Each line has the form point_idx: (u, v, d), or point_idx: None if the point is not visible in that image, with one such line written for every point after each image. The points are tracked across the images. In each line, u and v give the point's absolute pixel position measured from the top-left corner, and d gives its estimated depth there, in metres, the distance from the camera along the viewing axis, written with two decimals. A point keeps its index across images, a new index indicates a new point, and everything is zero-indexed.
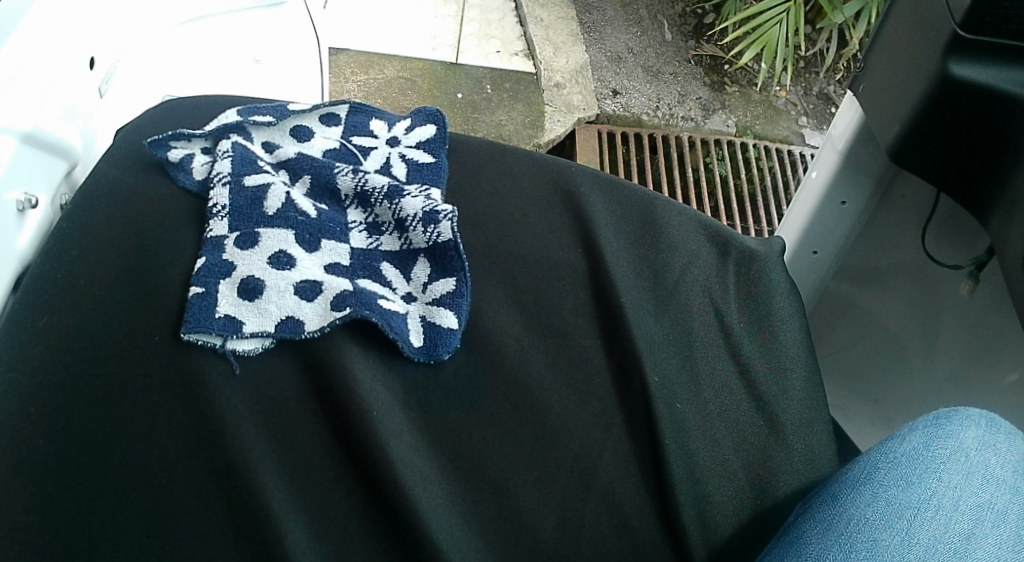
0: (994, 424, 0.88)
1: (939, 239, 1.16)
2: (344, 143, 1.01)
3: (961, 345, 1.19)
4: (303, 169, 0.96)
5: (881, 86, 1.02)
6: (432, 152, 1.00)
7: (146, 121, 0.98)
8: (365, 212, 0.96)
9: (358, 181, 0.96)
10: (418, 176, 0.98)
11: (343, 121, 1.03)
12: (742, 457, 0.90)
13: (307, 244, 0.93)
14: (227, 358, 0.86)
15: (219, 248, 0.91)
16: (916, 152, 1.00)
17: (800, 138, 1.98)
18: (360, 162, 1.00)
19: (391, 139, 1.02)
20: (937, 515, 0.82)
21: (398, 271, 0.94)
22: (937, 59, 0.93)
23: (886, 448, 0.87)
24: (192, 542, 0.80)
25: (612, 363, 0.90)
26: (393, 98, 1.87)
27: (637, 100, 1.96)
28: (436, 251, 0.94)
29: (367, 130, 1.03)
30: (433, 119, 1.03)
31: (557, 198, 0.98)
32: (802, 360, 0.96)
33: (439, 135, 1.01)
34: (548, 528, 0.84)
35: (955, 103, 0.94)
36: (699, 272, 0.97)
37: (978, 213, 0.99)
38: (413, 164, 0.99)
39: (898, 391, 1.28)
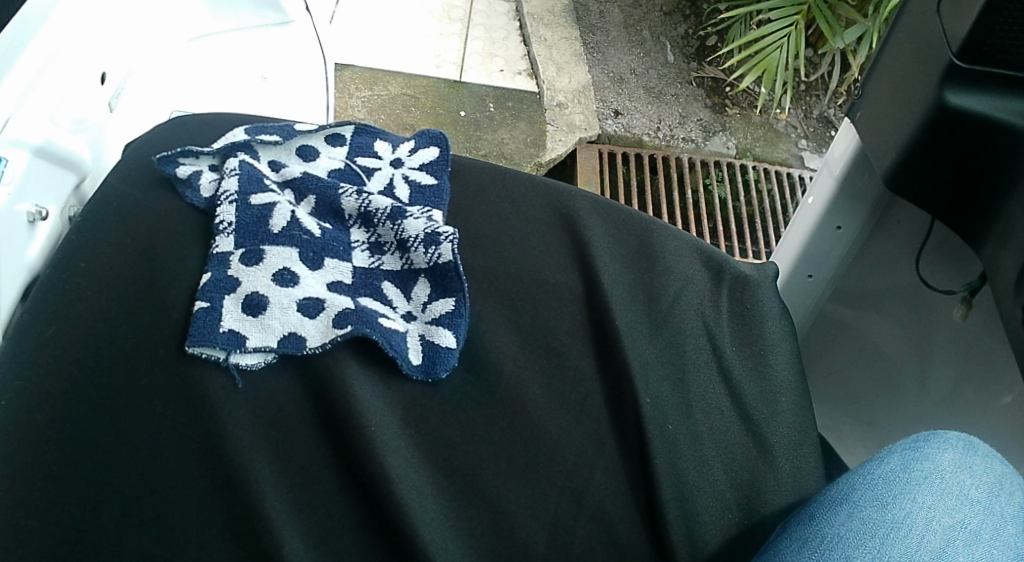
0: (970, 447, 0.91)
1: (935, 267, 1.19)
2: (349, 163, 1.03)
3: (954, 369, 1.22)
4: (309, 189, 0.98)
5: (878, 114, 1.04)
6: (435, 174, 1.02)
7: (155, 136, 1.01)
8: (368, 232, 0.98)
9: (361, 201, 0.98)
10: (421, 198, 1.00)
11: (348, 142, 1.05)
12: (731, 477, 0.92)
13: (310, 262, 0.95)
14: (231, 372, 0.88)
15: (224, 264, 0.93)
16: (911, 179, 1.02)
17: (799, 160, 2.01)
18: (364, 182, 1.02)
19: (395, 161, 1.04)
20: (910, 533, 0.84)
21: (399, 290, 0.97)
22: (933, 89, 0.96)
23: (865, 470, 0.90)
24: (192, 551, 0.82)
25: (607, 382, 0.93)
26: (397, 115, 1.89)
27: (638, 121, 1.99)
28: (436, 271, 0.96)
29: (371, 151, 1.05)
30: (436, 142, 1.05)
31: (554, 220, 1.01)
32: (793, 383, 0.98)
33: (443, 158, 1.03)
34: (540, 543, 0.86)
35: (952, 130, 0.96)
36: (692, 295, 0.99)
37: (973, 238, 1.01)
38: (415, 185, 1.02)
39: (892, 415, 1.31)
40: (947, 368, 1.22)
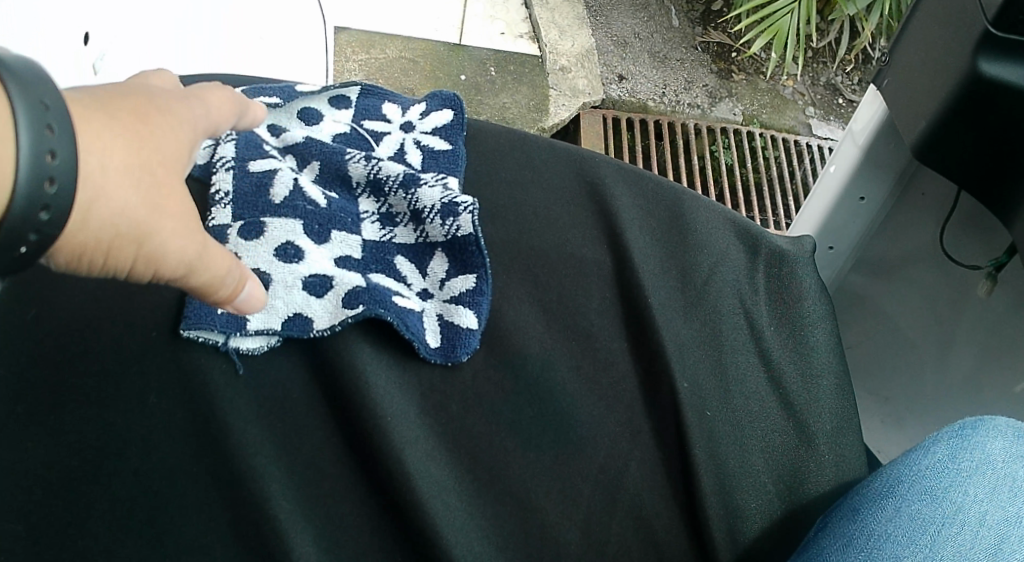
0: (1022, 434, 0.83)
1: (960, 235, 1.10)
2: (355, 128, 0.95)
3: (978, 347, 1.12)
4: (312, 154, 0.91)
5: (908, 82, 0.97)
6: (449, 138, 0.94)
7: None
8: (378, 202, 0.91)
9: (370, 168, 0.91)
10: (435, 164, 0.93)
11: (354, 104, 0.96)
12: (772, 468, 0.85)
13: (317, 237, 0.87)
14: (231, 357, 0.81)
15: (222, 239, 0.85)
16: (941, 149, 0.95)
17: (807, 128, 1.94)
18: (372, 147, 0.94)
19: (405, 125, 0.96)
20: (962, 531, 0.77)
21: (413, 265, 0.89)
22: (967, 58, 0.89)
23: (909, 461, 0.82)
24: (195, 554, 0.76)
25: (640, 367, 0.86)
26: (395, 79, 1.80)
27: (643, 86, 1.91)
28: (454, 245, 0.89)
29: (379, 114, 0.97)
30: (450, 104, 0.97)
31: (579, 189, 0.93)
32: (834, 364, 0.91)
33: (457, 121, 0.95)
34: (572, 543, 0.80)
35: (984, 102, 0.89)
36: (728, 272, 0.92)
37: (1000, 211, 0.93)
38: (428, 151, 0.94)
39: (910, 390, 1.20)
40: (973, 343, 1.12)
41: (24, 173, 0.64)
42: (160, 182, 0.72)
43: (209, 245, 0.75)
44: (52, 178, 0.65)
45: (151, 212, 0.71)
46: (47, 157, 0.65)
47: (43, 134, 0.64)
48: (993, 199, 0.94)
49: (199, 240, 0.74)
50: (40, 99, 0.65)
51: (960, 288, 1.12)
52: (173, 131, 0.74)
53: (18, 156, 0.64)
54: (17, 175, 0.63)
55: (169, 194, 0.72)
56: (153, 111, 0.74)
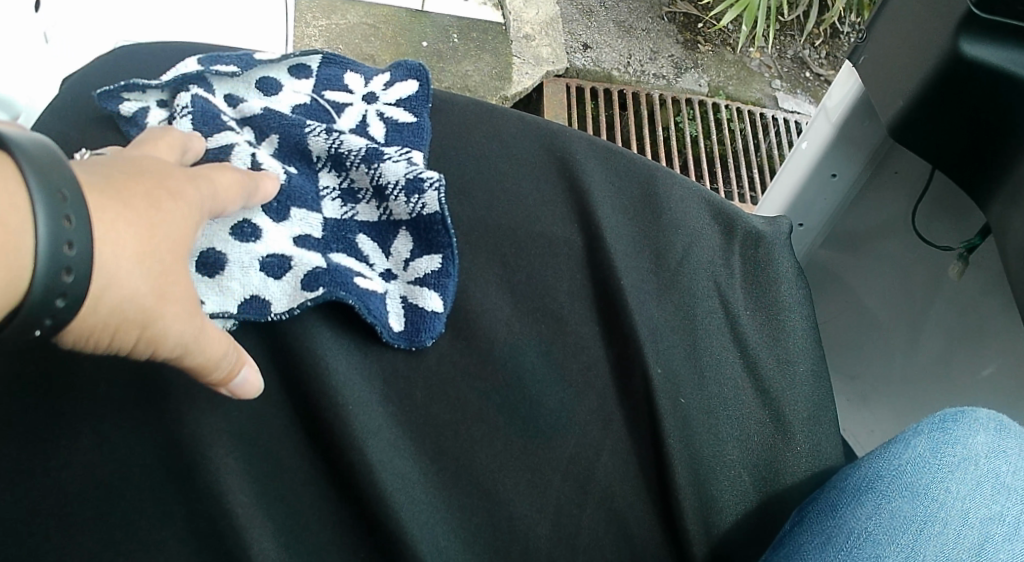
0: (1004, 428, 0.82)
1: (931, 220, 1.08)
2: (316, 98, 0.91)
3: (949, 331, 1.10)
4: (271, 126, 0.87)
5: (884, 61, 0.94)
6: (414, 110, 0.90)
7: (98, 65, 0.88)
8: (339, 177, 0.87)
9: (331, 141, 0.87)
10: (399, 138, 0.89)
11: (315, 74, 0.92)
12: (747, 458, 0.83)
13: (275, 212, 0.83)
14: None
15: None
16: (917, 131, 0.92)
17: (773, 100, 1.91)
18: (334, 119, 0.90)
19: (368, 96, 0.92)
20: (944, 530, 0.76)
21: (374, 245, 0.86)
22: (947, 38, 0.86)
23: (890, 454, 0.80)
24: (149, 551, 0.73)
25: (611, 351, 0.83)
26: (356, 46, 1.74)
27: (608, 55, 1.87)
28: (419, 224, 0.85)
29: (342, 84, 0.92)
30: (415, 75, 0.93)
31: (549, 165, 0.90)
32: (810, 350, 0.89)
33: (422, 92, 0.91)
34: (542, 536, 0.77)
35: (963, 84, 0.87)
36: (703, 256, 0.89)
37: (974, 193, 0.92)
38: (391, 123, 0.90)
39: (878, 370, 1.19)
40: (944, 325, 1.11)
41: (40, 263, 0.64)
42: (168, 270, 0.71)
43: (206, 327, 0.73)
44: (68, 269, 0.65)
45: (157, 297, 0.70)
46: (64, 247, 0.65)
47: (60, 225, 0.64)
48: (972, 184, 0.92)
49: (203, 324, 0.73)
50: (57, 188, 0.65)
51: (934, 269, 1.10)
52: (184, 213, 0.73)
53: (36, 249, 0.64)
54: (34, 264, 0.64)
55: (176, 278, 0.71)
56: (165, 192, 0.72)
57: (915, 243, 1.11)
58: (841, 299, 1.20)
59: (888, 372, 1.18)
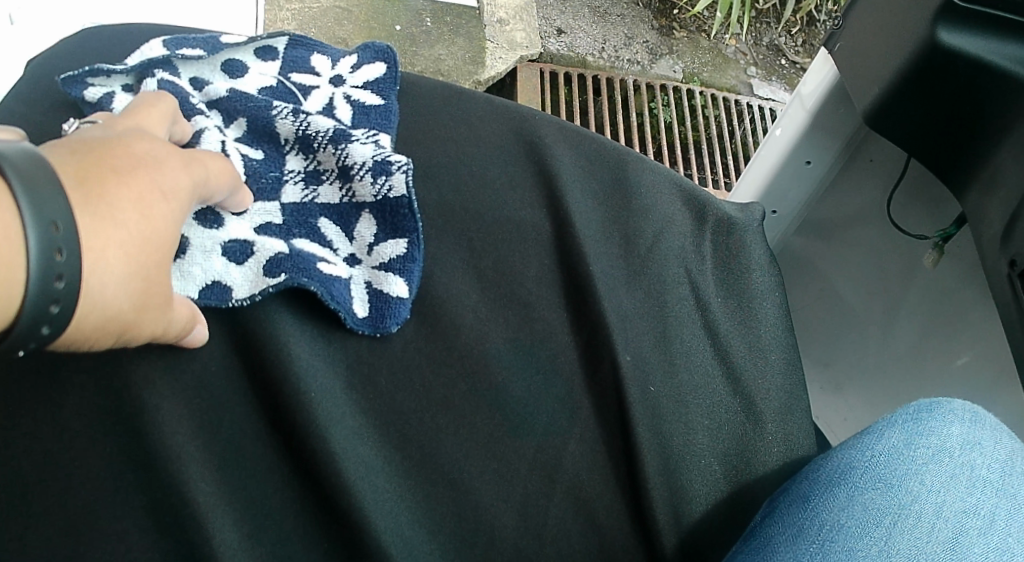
0: (979, 420, 0.81)
1: (907, 207, 1.07)
2: (282, 80, 0.89)
3: (922, 320, 1.10)
4: (238, 109, 0.85)
5: (860, 48, 0.93)
6: (382, 93, 0.89)
7: (57, 52, 0.86)
8: (305, 160, 0.85)
9: (298, 123, 0.85)
10: (365, 119, 0.87)
11: (281, 55, 0.90)
12: (717, 446, 0.82)
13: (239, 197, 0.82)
14: None
15: None
16: (893, 120, 0.92)
17: (747, 87, 1.90)
18: (300, 100, 0.89)
19: (335, 78, 0.91)
20: (919, 523, 0.75)
21: (338, 229, 0.84)
22: (925, 26, 0.85)
23: (863, 445, 0.80)
24: (107, 541, 0.71)
25: (580, 338, 0.82)
26: (329, 28, 1.70)
27: (583, 40, 1.86)
28: (383, 206, 0.83)
29: (309, 66, 0.91)
30: (383, 57, 0.91)
31: (518, 148, 0.88)
32: (782, 338, 0.88)
33: (390, 74, 0.90)
34: (508, 526, 0.76)
35: (941, 73, 0.86)
36: (673, 242, 0.88)
37: (949, 182, 0.91)
38: (359, 106, 0.88)
39: (850, 357, 1.17)
40: (917, 313, 1.10)
41: (30, 298, 0.63)
42: (154, 278, 0.70)
43: (178, 305, 0.73)
44: (56, 301, 0.64)
45: (140, 310, 0.70)
46: (54, 280, 0.64)
47: (52, 259, 0.64)
48: (946, 172, 0.91)
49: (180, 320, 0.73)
50: (50, 220, 0.64)
51: (907, 257, 1.10)
52: (175, 217, 0.72)
53: (27, 282, 0.63)
54: (24, 298, 0.63)
55: (159, 287, 0.71)
56: (158, 194, 0.71)
57: (888, 230, 1.10)
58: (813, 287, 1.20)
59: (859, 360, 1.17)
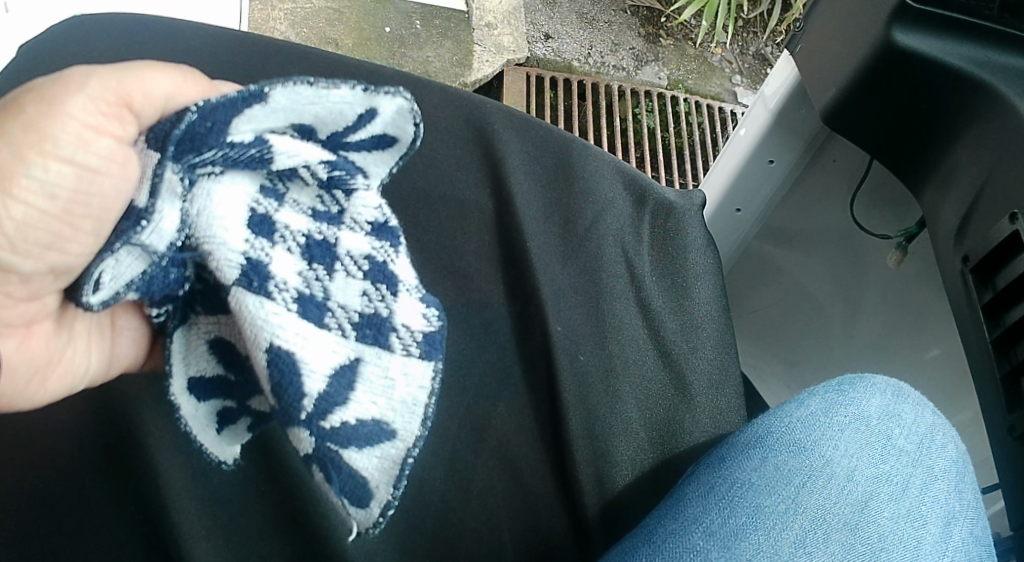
0: (901, 395, 0.88)
1: (870, 209, 1.12)
2: (288, 300, 0.72)
3: (883, 316, 1.16)
4: (245, 276, 0.71)
5: (821, 49, 0.98)
6: (347, 491, 0.74)
7: (45, 36, 0.89)
8: (312, 265, 0.73)
9: (316, 289, 0.73)
10: (323, 474, 0.73)
11: (263, 271, 0.71)
12: (645, 417, 0.88)
13: (240, 382, 0.76)
14: (227, 421, 0.78)
15: (155, 283, 0.70)
16: (850, 117, 0.96)
17: (732, 95, 1.94)
18: (304, 380, 0.71)
19: (320, 414, 0.72)
20: (829, 484, 0.80)
21: (260, 297, 0.71)
22: (881, 26, 0.90)
23: (784, 413, 0.86)
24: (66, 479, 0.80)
25: (515, 310, 0.89)
26: (320, 29, 1.75)
27: (569, 46, 1.90)
28: (387, 279, 0.75)
29: (318, 319, 0.73)
30: (357, 490, 0.74)
31: (467, 134, 0.92)
32: (715, 320, 0.94)
33: (355, 492, 0.74)
34: (437, 481, 0.83)
35: (897, 69, 0.90)
36: (614, 221, 0.93)
37: (911, 182, 0.97)
38: (325, 436, 0.72)
39: (810, 353, 1.24)
40: (879, 306, 1.16)
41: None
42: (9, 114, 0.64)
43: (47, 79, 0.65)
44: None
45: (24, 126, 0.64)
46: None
47: None
48: (904, 169, 0.97)
49: (92, 107, 0.65)
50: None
51: (858, 253, 1.16)
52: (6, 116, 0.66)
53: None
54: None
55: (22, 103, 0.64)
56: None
57: (848, 225, 1.15)
58: (773, 285, 1.25)
59: (819, 359, 1.24)
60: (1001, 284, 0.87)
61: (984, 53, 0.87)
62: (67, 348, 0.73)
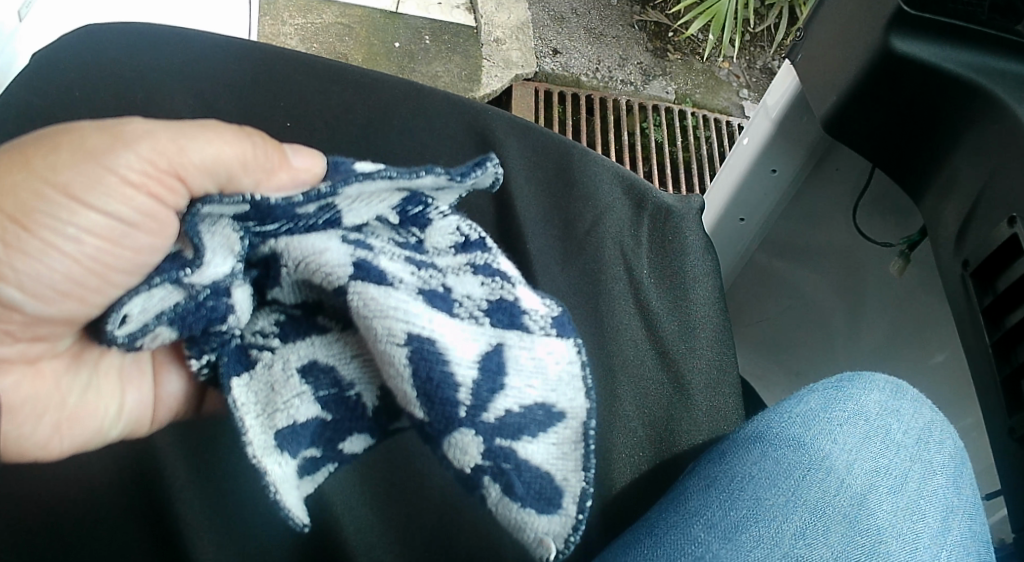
0: (899, 392, 0.89)
1: (873, 216, 1.13)
2: (418, 292, 0.75)
3: (887, 324, 1.17)
4: (362, 279, 0.74)
5: (820, 57, 0.99)
6: (530, 485, 0.74)
7: (59, 45, 0.90)
8: (417, 266, 0.77)
9: (433, 279, 0.77)
10: (499, 483, 0.74)
11: (373, 267, 0.75)
12: (643, 417, 0.90)
13: (342, 419, 0.76)
14: (328, 466, 0.77)
15: (201, 321, 0.73)
16: (850, 123, 0.97)
17: (739, 109, 1.94)
18: (455, 371, 0.74)
19: (478, 406, 0.74)
20: (827, 477, 0.82)
21: (383, 288, 0.74)
22: (879, 34, 0.91)
23: (782, 409, 0.87)
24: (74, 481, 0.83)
25: None
26: (330, 44, 1.78)
27: (577, 61, 1.90)
28: (495, 273, 0.80)
29: (448, 306, 0.76)
30: (542, 485, 0.75)
31: (469, 139, 0.95)
32: (715, 322, 0.95)
33: (542, 488, 0.75)
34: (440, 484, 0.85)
35: (896, 75, 0.91)
36: (614, 224, 0.94)
37: (910, 188, 0.97)
38: (493, 428, 0.74)
39: (815, 363, 1.25)
40: (882, 313, 1.17)
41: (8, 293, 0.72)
42: (58, 163, 0.71)
43: (100, 135, 0.72)
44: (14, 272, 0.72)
45: (62, 179, 0.71)
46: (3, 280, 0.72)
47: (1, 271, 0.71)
48: (904, 175, 0.97)
49: (138, 165, 0.72)
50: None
51: (862, 261, 1.17)
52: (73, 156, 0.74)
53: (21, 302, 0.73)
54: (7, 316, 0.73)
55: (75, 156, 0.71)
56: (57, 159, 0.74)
57: (850, 232, 1.16)
58: (777, 295, 1.26)
59: (824, 369, 1.25)
60: (1002, 286, 0.88)
61: (982, 58, 0.89)
62: (87, 391, 0.80)
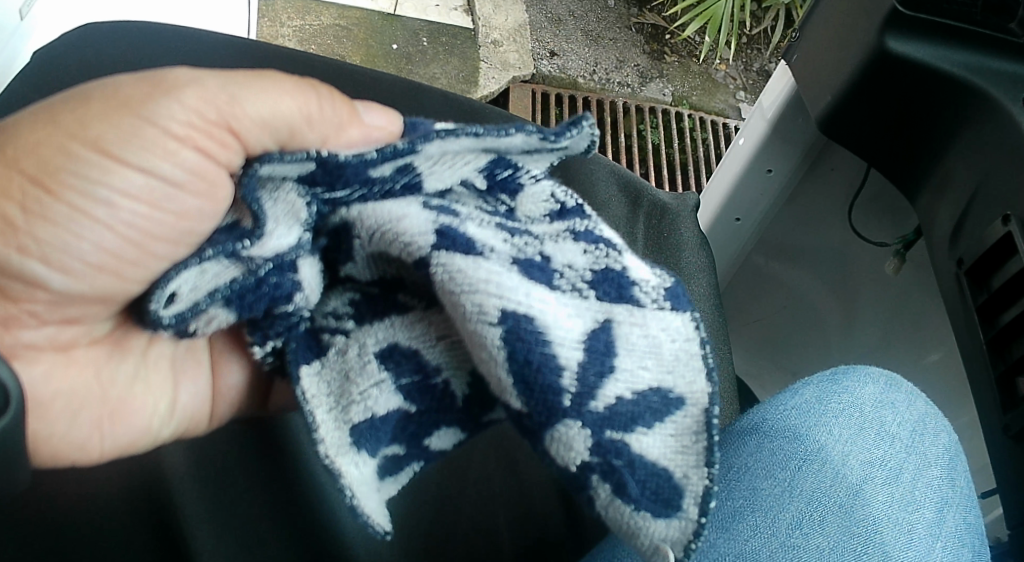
0: (893, 385, 0.89)
1: (869, 216, 1.14)
2: (512, 264, 0.74)
3: (882, 324, 1.17)
4: (452, 248, 0.73)
5: (815, 57, 0.99)
6: (648, 483, 0.73)
7: (58, 44, 0.91)
8: (509, 234, 0.76)
9: (525, 249, 0.76)
10: (610, 483, 0.72)
11: (458, 234, 0.73)
12: None
13: (424, 413, 0.77)
14: (414, 464, 0.78)
15: (264, 298, 0.72)
16: (845, 123, 0.98)
17: (736, 111, 1.95)
18: (554, 351, 0.72)
19: (584, 394, 0.72)
20: (823, 468, 0.82)
21: (472, 257, 0.73)
22: (875, 34, 0.92)
23: (778, 402, 0.87)
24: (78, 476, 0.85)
25: None
26: (328, 46, 1.79)
27: (574, 63, 1.90)
28: (598, 241, 0.79)
29: (544, 276, 0.75)
30: (661, 485, 0.73)
31: None
32: (710, 317, 0.96)
33: (662, 488, 0.73)
34: None
35: (891, 75, 0.92)
36: (610, 220, 0.96)
37: (907, 188, 0.98)
38: (602, 422, 0.72)
39: (811, 362, 1.26)
40: (877, 313, 1.17)
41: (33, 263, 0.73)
42: (91, 118, 0.72)
43: (140, 85, 0.72)
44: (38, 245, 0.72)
45: (97, 133, 0.72)
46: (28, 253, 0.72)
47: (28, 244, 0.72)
48: (901, 175, 0.98)
49: (183, 117, 0.73)
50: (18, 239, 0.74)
51: (856, 261, 1.17)
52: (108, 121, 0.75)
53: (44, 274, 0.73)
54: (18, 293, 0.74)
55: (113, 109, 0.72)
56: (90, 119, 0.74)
57: (845, 232, 1.17)
58: (773, 295, 1.27)
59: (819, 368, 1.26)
60: (996, 285, 0.89)
61: (979, 59, 0.89)
62: (133, 382, 0.81)
